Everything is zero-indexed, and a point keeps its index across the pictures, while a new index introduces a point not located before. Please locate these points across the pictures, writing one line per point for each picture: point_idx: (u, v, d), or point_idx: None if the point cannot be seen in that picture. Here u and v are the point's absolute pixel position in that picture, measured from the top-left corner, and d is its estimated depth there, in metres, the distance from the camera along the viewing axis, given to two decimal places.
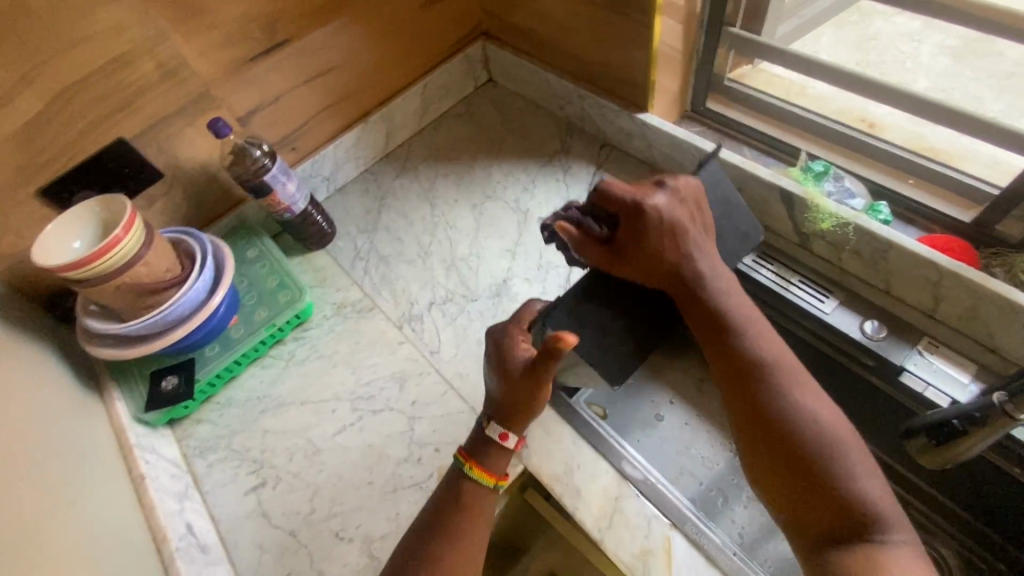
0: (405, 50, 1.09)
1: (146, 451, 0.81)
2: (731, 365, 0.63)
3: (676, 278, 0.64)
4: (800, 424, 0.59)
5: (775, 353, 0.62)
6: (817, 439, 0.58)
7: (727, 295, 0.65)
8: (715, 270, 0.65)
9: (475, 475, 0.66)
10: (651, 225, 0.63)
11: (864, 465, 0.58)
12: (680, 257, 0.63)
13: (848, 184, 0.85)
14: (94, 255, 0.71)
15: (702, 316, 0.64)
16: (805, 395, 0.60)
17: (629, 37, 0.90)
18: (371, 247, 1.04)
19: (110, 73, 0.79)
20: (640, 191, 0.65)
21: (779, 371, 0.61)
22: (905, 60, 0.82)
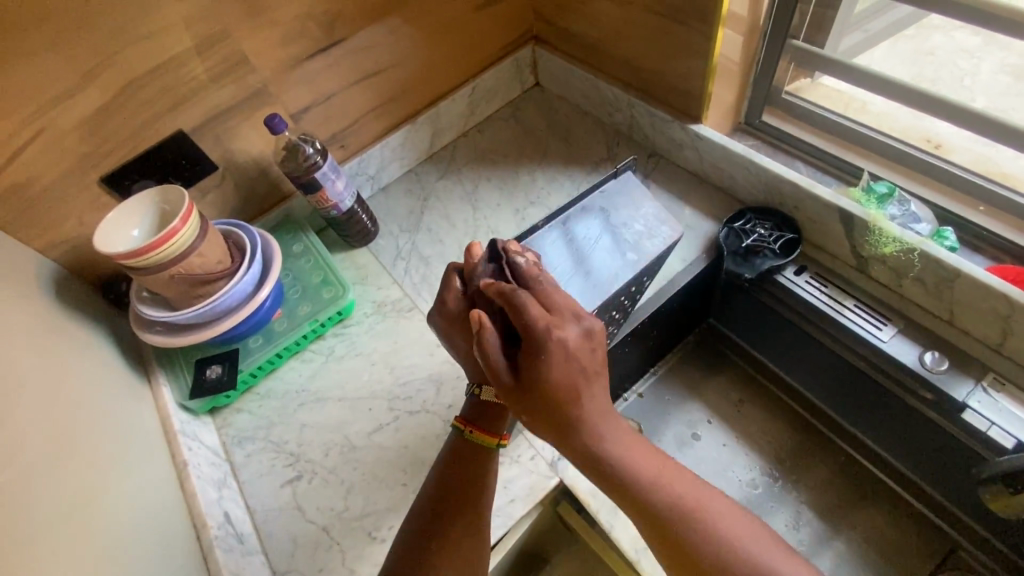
0: (456, 53, 1.09)
1: (189, 437, 0.83)
2: (641, 518, 0.55)
3: (562, 421, 0.54)
4: (730, 558, 0.52)
5: (677, 490, 0.55)
6: (752, 569, 0.52)
7: (617, 440, 0.55)
8: (598, 414, 0.55)
9: (478, 439, 0.67)
10: (558, 354, 0.53)
11: (803, 572, 0.52)
12: (573, 396, 0.54)
13: (914, 208, 0.82)
14: (152, 244, 0.73)
15: (595, 470, 0.55)
16: (723, 522, 0.54)
17: (687, 47, 0.88)
18: (412, 247, 1.04)
19: (175, 67, 0.81)
20: (557, 316, 0.56)
21: (689, 508, 0.54)
22: (962, 77, 0.77)
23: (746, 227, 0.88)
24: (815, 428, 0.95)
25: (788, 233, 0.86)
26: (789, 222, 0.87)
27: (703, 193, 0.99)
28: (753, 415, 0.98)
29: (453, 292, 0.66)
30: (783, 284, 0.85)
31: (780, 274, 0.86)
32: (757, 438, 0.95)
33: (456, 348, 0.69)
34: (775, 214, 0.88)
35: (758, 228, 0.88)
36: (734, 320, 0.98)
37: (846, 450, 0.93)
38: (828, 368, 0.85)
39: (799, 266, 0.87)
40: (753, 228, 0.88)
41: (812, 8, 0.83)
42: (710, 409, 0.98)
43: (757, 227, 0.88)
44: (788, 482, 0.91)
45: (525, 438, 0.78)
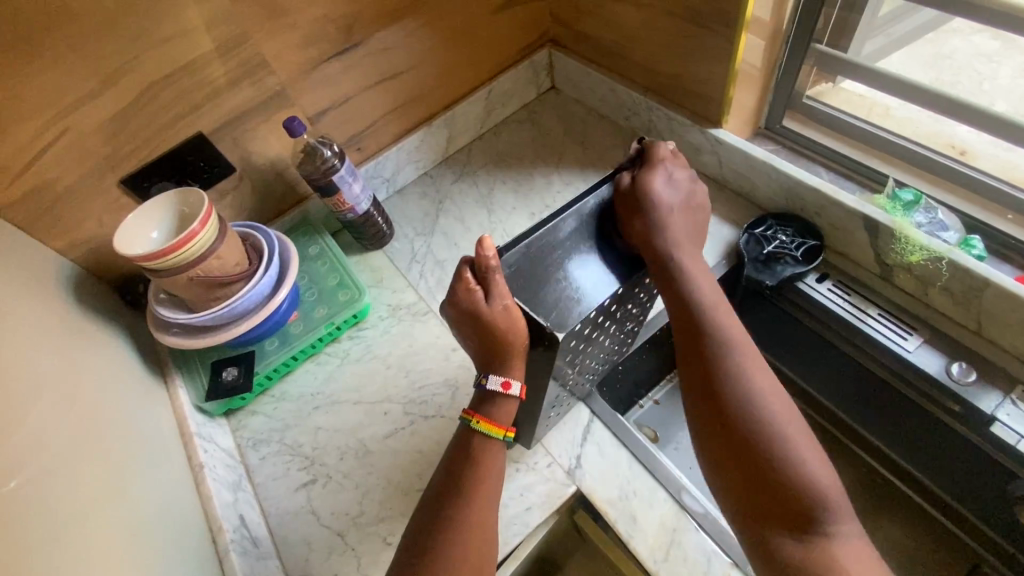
0: (473, 56, 1.09)
1: (205, 439, 0.83)
2: (688, 329, 0.63)
3: (642, 229, 0.66)
4: (749, 398, 0.58)
5: (733, 333, 0.62)
6: (761, 415, 0.57)
7: (698, 275, 0.66)
8: (683, 248, 0.67)
9: (485, 429, 0.65)
10: (664, 181, 0.69)
11: (811, 449, 0.56)
12: (666, 216, 0.67)
13: (942, 216, 0.80)
14: (172, 246, 0.73)
15: (666, 281, 0.65)
16: (758, 377, 0.60)
17: (707, 51, 0.87)
18: (428, 250, 1.04)
19: (196, 69, 0.81)
20: (674, 174, 0.72)
21: (736, 347, 0.61)
22: (981, 81, 0.76)
23: (767, 234, 0.87)
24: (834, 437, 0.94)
25: (810, 240, 0.85)
26: (811, 229, 0.86)
27: (722, 198, 0.98)
28: None
29: (467, 281, 0.62)
30: (804, 292, 0.83)
31: (801, 282, 0.84)
32: None
33: (465, 337, 0.67)
34: (796, 221, 0.87)
35: (779, 235, 0.86)
36: (752, 327, 0.97)
37: (866, 461, 0.91)
38: (847, 376, 0.84)
39: (821, 273, 0.85)
40: (774, 235, 0.87)
41: (836, 12, 0.81)
42: None
43: (778, 233, 0.87)
44: None
45: (542, 444, 0.77)
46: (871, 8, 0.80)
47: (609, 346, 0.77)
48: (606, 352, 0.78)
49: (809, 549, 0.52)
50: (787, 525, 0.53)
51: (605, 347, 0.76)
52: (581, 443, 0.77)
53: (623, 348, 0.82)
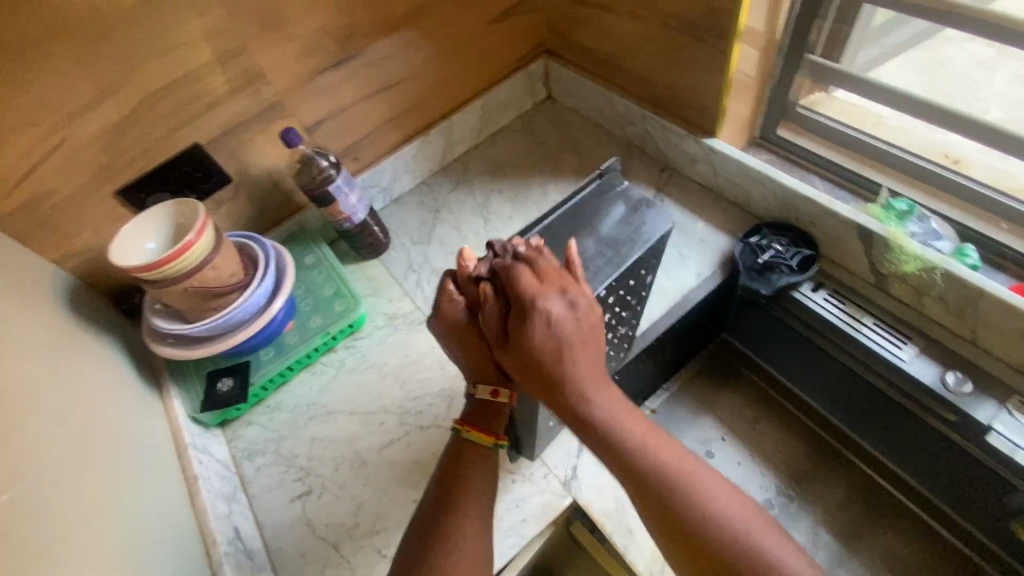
0: (469, 66, 1.09)
1: (199, 451, 0.82)
2: (628, 478, 0.54)
3: (548, 382, 0.55)
4: (716, 535, 0.51)
5: (668, 459, 0.53)
6: (735, 544, 0.51)
7: (609, 403, 0.55)
8: (590, 376, 0.55)
9: (474, 438, 0.66)
10: (542, 320, 0.54)
11: (790, 552, 0.51)
12: (561, 357, 0.54)
13: (936, 225, 0.81)
14: (168, 257, 0.73)
15: (582, 429, 0.55)
16: (710, 500, 0.52)
17: (702, 62, 0.88)
18: (424, 259, 1.04)
19: (194, 80, 0.81)
20: (549, 277, 0.56)
21: (678, 479, 0.53)
22: (975, 88, 0.77)
23: (762, 243, 0.87)
24: (832, 446, 0.93)
25: (805, 249, 0.85)
26: (806, 238, 0.86)
27: (718, 207, 0.98)
28: (767, 432, 0.96)
29: (450, 293, 0.62)
30: (800, 301, 0.83)
31: (796, 291, 0.84)
32: (773, 457, 0.93)
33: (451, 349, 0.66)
34: (791, 230, 0.88)
35: (775, 244, 0.87)
36: (748, 335, 0.97)
37: (864, 469, 0.91)
38: (844, 385, 0.84)
39: (816, 282, 0.85)
40: (769, 244, 0.87)
41: (829, 23, 0.82)
42: (724, 425, 0.96)
43: (773, 242, 0.87)
44: (806, 502, 0.89)
45: (538, 455, 0.77)
46: (864, 17, 0.80)
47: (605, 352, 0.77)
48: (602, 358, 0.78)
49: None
50: None
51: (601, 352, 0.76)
52: (577, 453, 0.77)
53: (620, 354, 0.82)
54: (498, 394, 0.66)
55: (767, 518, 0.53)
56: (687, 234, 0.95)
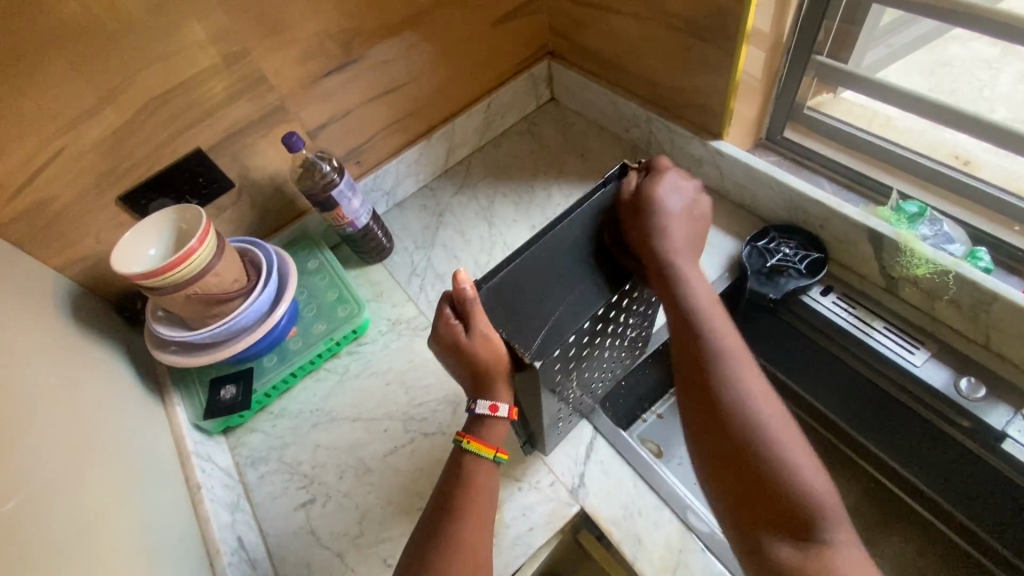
0: (472, 69, 1.09)
1: (202, 459, 0.82)
2: (684, 336, 0.65)
3: (653, 238, 0.67)
4: (739, 408, 0.59)
5: (726, 337, 0.64)
6: (752, 422, 0.58)
7: (695, 284, 0.67)
8: (683, 258, 0.68)
9: (473, 449, 0.64)
10: (673, 196, 0.70)
11: (803, 449, 0.57)
12: (669, 225, 0.68)
13: (946, 228, 0.79)
14: (170, 265, 0.73)
15: (664, 285, 0.67)
16: (749, 382, 0.61)
17: (708, 63, 0.87)
18: (428, 264, 1.03)
19: (195, 85, 0.81)
20: (670, 184, 0.71)
21: (728, 353, 0.63)
22: (981, 87, 0.76)
23: (770, 246, 0.87)
24: (840, 451, 0.92)
25: (814, 252, 0.84)
26: (815, 241, 0.85)
27: (724, 210, 0.97)
28: None
29: (447, 316, 0.62)
30: (809, 305, 0.82)
31: (805, 295, 0.83)
32: None
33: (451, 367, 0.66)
34: (799, 233, 0.87)
35: (782, 248, 0.86)
36: (755, 339, 0.96)
37: (873, 474, 0.90)
38: (853, 390, 0.83)
39: (825, 286, 0.84)
40: (777, 247, 0.86)
41: (836, 23, 0.81)
42: None
43: (781, 245, 0.86)
44: None
45: (545, 463, 0.76)
46: (872, 17, 0.79)
47: (609, 357, 0.76)
48: (607, 362, 0.76)
49: (806, 552, 0.51)
50: (783, 522, 0.53)
51: (604, 357, 0.75)
52: (584, 461, 0.76)
53: (624, 359, 0.81)
54: (497, 408, 0.65)
55: (792, 428, 0.59)
56: None
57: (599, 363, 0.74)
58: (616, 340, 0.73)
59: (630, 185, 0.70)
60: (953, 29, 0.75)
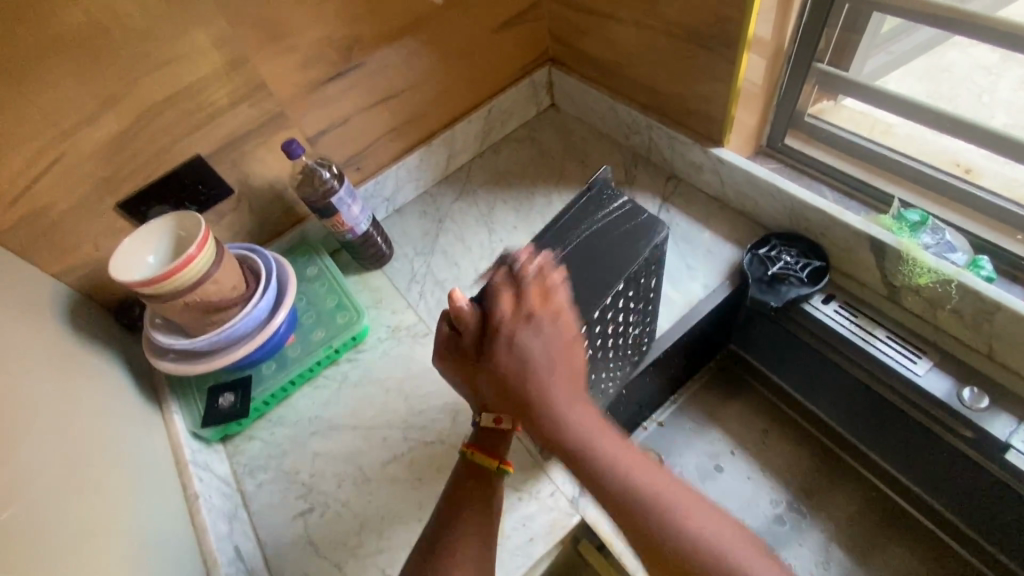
0: (472, 76, 1.09)
1: (200, 467, 0.81)
2: (601, 493, 0.54)
3: (526, 393, 0.56)
4: (693, 553, 0.50)
5: (643, 477, 0.54)
6: (712, 562, 0.49)
7: (585, 423, 0.56)
8: (567, 398, 0.56)
9: (478, 460, 0.67)
10: (515, 339, 0.58)
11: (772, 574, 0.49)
12: (533, 375, 0.57)
13: (948, 236, 0.79)
14: (169, 272, 0.72)
15: (558, 440, 0.56)
16: (687, 517, 0.52)
17: (709, 71, 0.87)
18: (427, 270, 1.03)
19: (195, 92, 0.81)
20: (538, 285, 0.60)
21: (653, 504, 0.52)
22: (980, 94, 0.76)
23: (771, 254, 0.86)
24: (843, 460, 0.92)
25: (815, 260, 0.84)
26: (817, 249, 0.85)
27: (725, 217, 0.97)
28: (777, 444, 0.95)
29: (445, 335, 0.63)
30: (811, 314, 0.82)
31: (806, 303, 0.83)
32: (783, 471, 0.92)
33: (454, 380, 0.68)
34: (800, 241, 0.86)
35: (784, 256, 0.86)
36: (756, 346, 0.95)
37: (876, 484, 0.89)
38: (855, 399, 0.83)
39: (827, 294, 0.84)
40: (778, 255, 0.86)
41: (837, 31, 0.81)
42: (733, 439, 0.95)
43: (783, 253, 0.86)
44: (817, 517, 0.88)
45: (546, 473, 0.75)
46: (872, 24, 0.79)
47: (607, 367, 0.76)
48: (607, 372, 0.76)
49: None
50: None
51: (604, 367, 0.74)
52: None
53: (622, 369, 0.81)
54: (501, 421, 0.66)
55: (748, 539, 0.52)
56: (694, 245, 0.94)
57: (599, 372, 0.74)
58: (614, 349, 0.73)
59: (493, 318, 0.59)
60: (953, 36, 0.74)
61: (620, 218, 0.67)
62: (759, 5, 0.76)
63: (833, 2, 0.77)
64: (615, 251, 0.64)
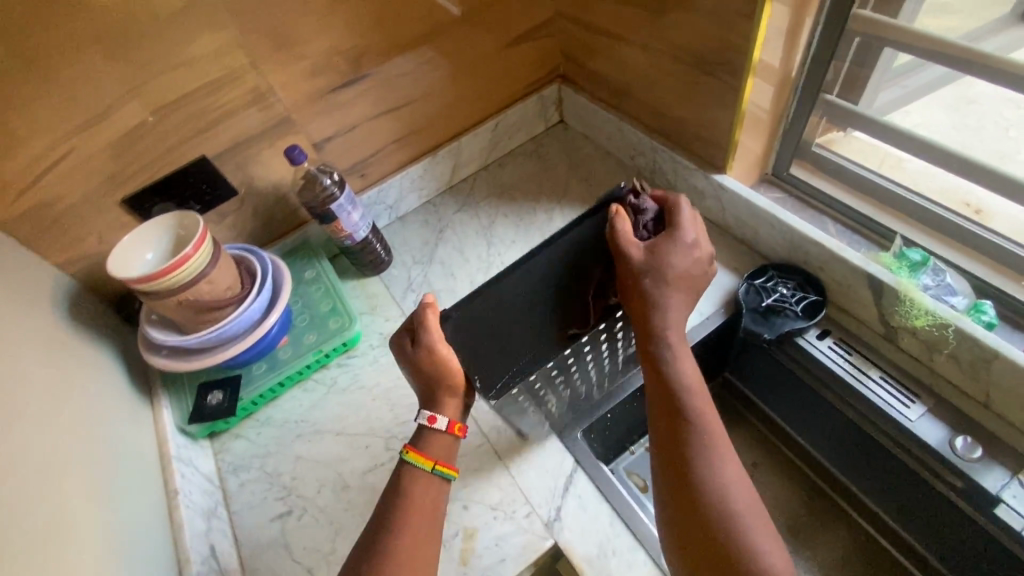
0: (482, 89, 1.10)
1: (183, 463, 0.82)
2: (666, 406, 0.59)
3: (647, 296, 0.60)
4: (714, 490, 0.54)
5: (705, 417, 0.58)
6: (725, 507, 0.53)
7: (679, 349, 0.61)
8: (670, 322, 0.60)
9: (412, 459, 0.63)
10: (674, 255, 0.60)
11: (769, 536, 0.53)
12: (669, 285, 0.60)
13: (949, 279, 0.77)
14: (164, 270, 0.74)
15: (650, 343, 0.61)
16: (726, 462, 0.56)
17: (714, 97, 0.86)
18: (424, 280, 1.03)
19: (205, 94, 0.82)
20: (699, 231, 0.63)
21: (706, 430, 0.57)
22: (1006, 127, 0.72)
23: (768, 285, 0.85)
24: (832, 500, 0.89)
25: (812, 294, 0.83)
26: (814, 282, 0.84)
27: (725, 244, 0.95)
28: (766, 480, 0.92)
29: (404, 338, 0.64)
30: (804, 348, 0.81)
31: (800, 336, 0.82)
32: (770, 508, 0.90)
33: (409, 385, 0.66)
34: (798, 273, 0.85)
35: (780, 287, 0.84)
36: (750, 375, 0.93)
37: (865, 527, 0.86)
38: (846, 438, 0.81)
39: (822, 329, 0.83)
40: (775, 286, 0.84)
41: (846, 64, 0.80)
42: None
43: (779, 285, 0.84)
44: (802, 559, 0.85)
45: (524, 494, 0.75)
46: (884, 59, 0.79)
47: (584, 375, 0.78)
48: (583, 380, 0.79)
49: None
50: None
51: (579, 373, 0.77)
52: (562, 494, 0.75)
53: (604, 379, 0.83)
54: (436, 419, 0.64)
55: (762, 512, 0.55)
56: None
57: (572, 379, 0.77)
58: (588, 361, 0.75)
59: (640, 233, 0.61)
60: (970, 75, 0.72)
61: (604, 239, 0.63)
62: (764, 34, 0.75)
63: (840, 38, 0.77)
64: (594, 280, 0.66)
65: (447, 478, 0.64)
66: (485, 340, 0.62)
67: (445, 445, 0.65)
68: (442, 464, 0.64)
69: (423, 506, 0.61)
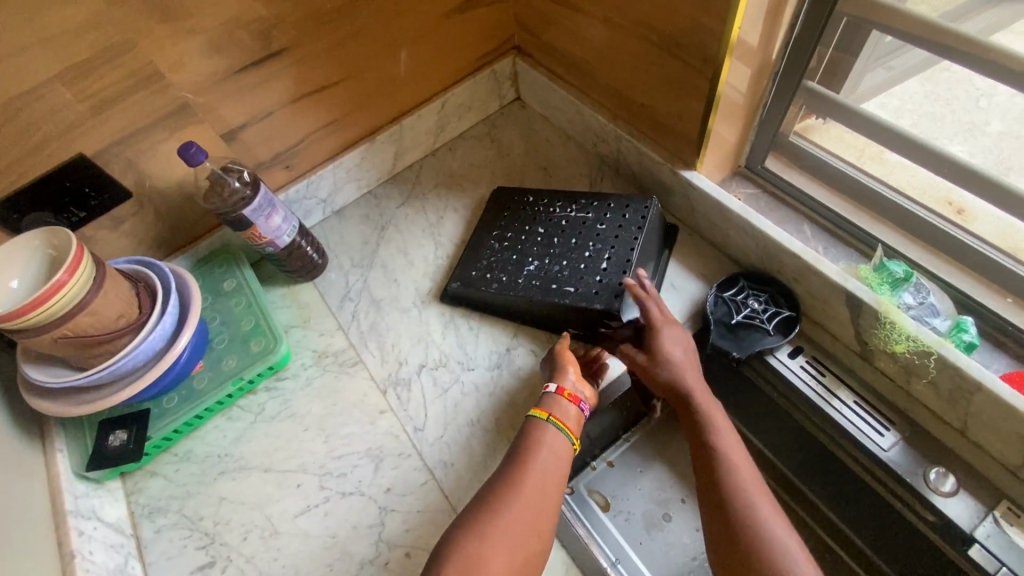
0: (424, 65, 0.96)
1: (83, 518, 0.71)
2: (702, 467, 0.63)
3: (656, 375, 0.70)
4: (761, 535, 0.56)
5: (742, 469, 0.61)
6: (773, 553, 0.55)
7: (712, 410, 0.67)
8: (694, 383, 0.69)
9: (530, 411, 0.70)
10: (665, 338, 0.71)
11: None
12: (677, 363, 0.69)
13: (933, 299, 0.71)
14: (30, 304, 0.61)
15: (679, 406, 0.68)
16: (773, 520, 0.57)
17: (685, 84, 0.76)
18: (363, 287, 0.92)
19: (73, 79, 0.67)
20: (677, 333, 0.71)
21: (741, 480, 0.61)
22: (978, 97, 0.65)
23: (738, 298, 0.78)
24: None
25: (785, 309, 0.76)
26: (788, 295, 0.76)
27: (693, 247, 0.87)
28: None
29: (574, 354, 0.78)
30: (775, 368, 0.75)
31: (771, 355, 0.76)
32: None
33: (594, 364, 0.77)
34: (771, 285, 0.78)
35: (751, 301, 0.77)
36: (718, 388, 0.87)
37: None
38: (813, 458, 0.77)
39: (794, 346, 0.77)
40: (745, 300, 0.77)
41: (830, 50, 0.71)
42: (684, 485, 0.88)
43: (750, 299, 0.77)
44: None
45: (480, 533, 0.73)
46: (870, 43, 0.69)
47: (594, 212, 0.84)
48: (601, 217, 0.83)
49: None
50: None
51: (593, 219, 0.83)
52: None
53: (628, 209, 0.82)
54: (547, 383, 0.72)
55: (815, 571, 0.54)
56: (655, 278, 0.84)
57: (596, 231, 0.81)
58: (580, 227, 0.83)
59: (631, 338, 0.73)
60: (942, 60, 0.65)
61: (478, 277, 0.85)
62: (744, 10, 0.64)
63: (831, 14, 0.66)
64: (519, 303, 0.81)
65: (562, 432, 0.67)
66: (524, 317, 0.83)
67: (563, 407, 0.70)
68: (556, 417, 0.68)
69: (551, 465, 0.65)
